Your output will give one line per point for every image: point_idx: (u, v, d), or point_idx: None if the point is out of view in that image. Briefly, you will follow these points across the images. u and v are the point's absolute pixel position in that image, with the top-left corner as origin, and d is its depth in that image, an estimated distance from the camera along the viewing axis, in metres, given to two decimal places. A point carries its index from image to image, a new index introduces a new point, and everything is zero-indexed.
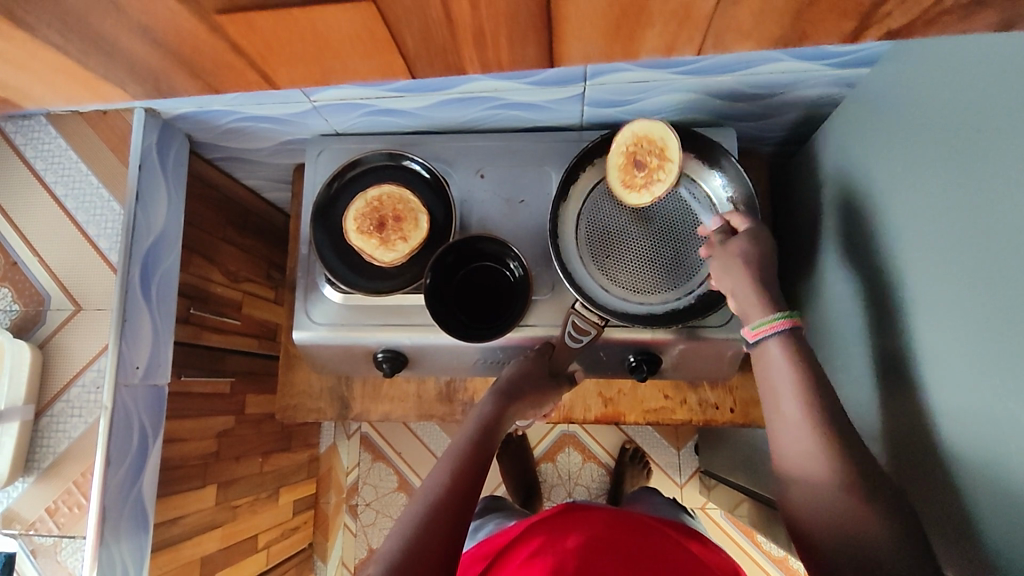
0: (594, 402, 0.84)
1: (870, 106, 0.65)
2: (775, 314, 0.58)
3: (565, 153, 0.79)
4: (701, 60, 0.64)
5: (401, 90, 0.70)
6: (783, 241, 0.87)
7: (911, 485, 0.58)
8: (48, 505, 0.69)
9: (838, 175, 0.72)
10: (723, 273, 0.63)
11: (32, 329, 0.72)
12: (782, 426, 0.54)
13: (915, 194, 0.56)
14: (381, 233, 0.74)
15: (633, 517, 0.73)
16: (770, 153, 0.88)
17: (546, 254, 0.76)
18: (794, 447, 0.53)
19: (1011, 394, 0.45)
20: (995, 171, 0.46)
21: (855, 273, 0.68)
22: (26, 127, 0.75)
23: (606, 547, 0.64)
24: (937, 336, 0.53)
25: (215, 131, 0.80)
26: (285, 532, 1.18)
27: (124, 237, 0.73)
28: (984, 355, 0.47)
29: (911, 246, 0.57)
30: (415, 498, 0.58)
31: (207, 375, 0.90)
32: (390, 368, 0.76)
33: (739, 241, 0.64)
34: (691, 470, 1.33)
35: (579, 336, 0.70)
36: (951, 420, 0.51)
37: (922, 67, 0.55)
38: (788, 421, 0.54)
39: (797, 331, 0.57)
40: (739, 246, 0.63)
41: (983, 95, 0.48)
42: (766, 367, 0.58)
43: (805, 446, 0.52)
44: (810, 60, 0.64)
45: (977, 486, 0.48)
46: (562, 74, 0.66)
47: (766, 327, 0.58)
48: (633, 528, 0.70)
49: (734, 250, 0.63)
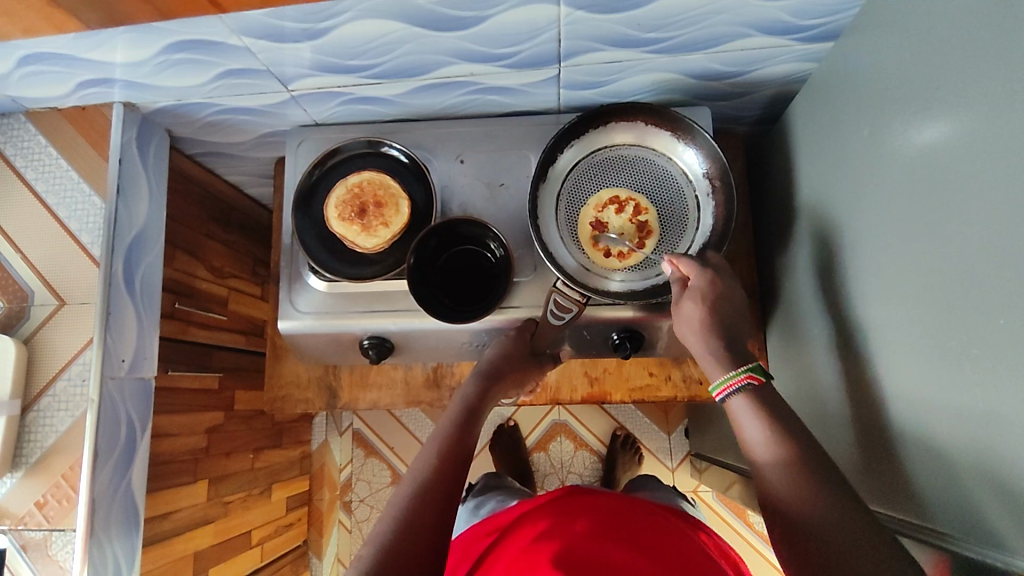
0: (580, 382, 0.85)
1: (835, 79, 0.66)
2: (731, 373, 0.60)
3: (542, 138, 0.80)
4: (672, 37, 0.65)
5: (378, 77, 0.71)
6: (759, 219, 0.88)
7: (879, 450, 0.59)
8: (37, 499, 0.69)
9: (807, 149, 0.73)
10: (688, 340, 0.65)
11: (17, 325, 0.72)
12: (752, 444, 0.56)
13: (878, 162, 0.58)
14: (363, 220, 0.75)
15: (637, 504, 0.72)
16: (746, 133, 0.90)
17: (526, 236, 0.77)
18: (764, 451, 0.54)
19: (964, 351, 0.46)
20: (953, 133, 0.47)
21: (822, 247, 0.69)
22: (5, 124, 0.76)
23: (611, 534, 0.63)
24: (898, 300, 0.55)
25: (195, 125, 0.81)
26: (278, 528, 1.18)
27: (106, 231, 0.73)
28: (940, 313, 0.49)
29: (875, 213, 0.58)
30: (405, 479, 0.59)
31: (196, 370, 0.91)
32: (376, 354, 0.76)
33: (689, 303, 0.65)
34: (682, 454, 1.34)
35: (561, 314, 0.71)
36: (910, 382, 0.53)
37: (883, 37, 0.57)
38: (755, 437, 0.55)
39: (755, 386, 0.58)
40: (691, 309, 0.65)
41: (938, 60, 0.49)
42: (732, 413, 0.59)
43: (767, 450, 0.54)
44: (779, 36, 0.65)
45: (935, 444, 0.50)
46: (536, 56, 0.67)
47: (727, 383, 0.60)
48: (637, 515, 0.69)
49: (689, 316, 0.65)
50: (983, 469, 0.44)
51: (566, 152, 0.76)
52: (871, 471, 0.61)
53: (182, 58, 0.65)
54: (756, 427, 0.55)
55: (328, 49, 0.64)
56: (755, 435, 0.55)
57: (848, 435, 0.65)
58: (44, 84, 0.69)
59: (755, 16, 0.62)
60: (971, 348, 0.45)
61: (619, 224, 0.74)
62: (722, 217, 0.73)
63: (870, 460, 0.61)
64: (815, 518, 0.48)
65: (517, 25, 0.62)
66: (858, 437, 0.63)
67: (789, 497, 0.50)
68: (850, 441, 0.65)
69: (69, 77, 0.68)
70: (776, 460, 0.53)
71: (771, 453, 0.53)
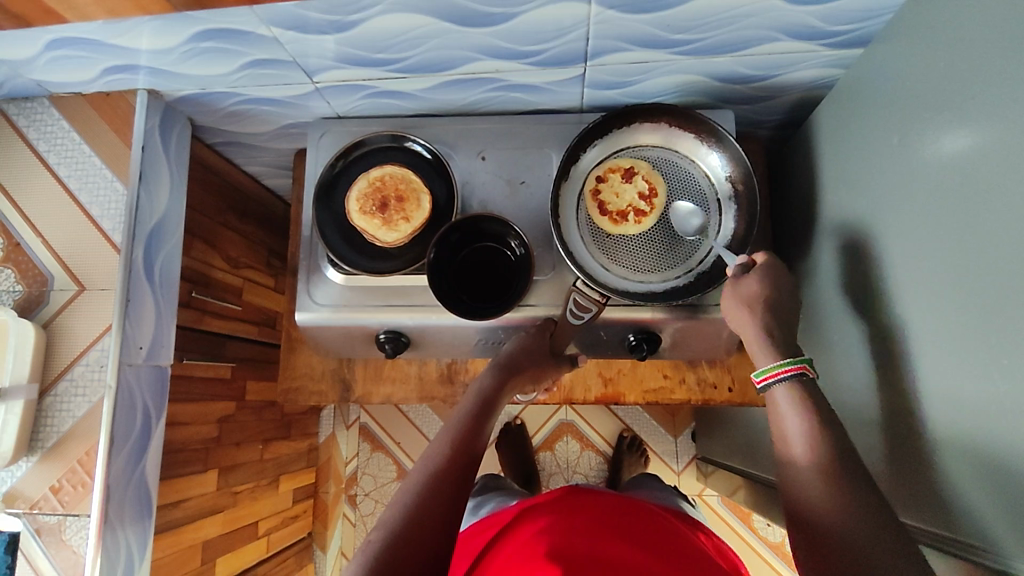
0: (594, 382, 0.85)
1: (863, 85, 0.66)
2: (785, 360, 0.60)
3: (564, 136, 0.80)
4: (700, 39, 0.65)
5: (402, 71, 0.71)
6: (778, 224, 0.88)
7: (903, 459, 0.59)
8: (52, 483, 0.70)
9: (832, 154, 0.72)
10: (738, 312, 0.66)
11: (36, 309, 0.73)
12: (782, 436, 0.56)
13: (907, 171, 0.57)
14: (384, 214, 0.75)
15: (637, 505, 0.72)
16: (767, 138, 0.89)
17: (547, 234, 0.77)
18: (791, 447, 0.55)
19: (997, 362, 0.46)
20: (986, 143, 0.47)
21: (846, 252, 0.69)
22: (28, 108, 0.76)
23: (615, 532, 0.63)
24: (927, 309, 0.54)
25: (217, 114, 0.81)
26: (284, 520, 1.18)
27: (128, 218, 0.73)
28: (974, 322, 0.48)
29: (904, 221, 0.58)
30: (417, 467, 0.59)
31: (210, 359, 0.91)
32: (392, 349, 0.76)
33: (752, 279, 0.66)
34: (688, 457, 1.34)
35: (580, 313, 0.70)
36: (940, 390, 0.53)
37: (914, 45, 0.56)
38: (785, 429, 0.56)
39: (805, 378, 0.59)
40: (752, 285, 0.66)
41: (970, 69, 0.49)
42: (771, 408, 0.59)
43: (799, 444, 0.54)
44: (806, 40, 0.65)
45: (962, 455, 0.50)
46: (562, 54, 0.67)
47: (775, 369, 0.59)
48: (638, 516, 0.69)
49: (738, 298, 0.66)
50: (1013, 481, 0.44)
51: (589, 151, 0.76)
52: (897, 478, 0.60)
53: (208, 47, 0.65)
54: (791, 419, 0.56)
55: (353, 42, 0.64)
56: (789, 434, 0.55)
57: (873, 441, 0.65)
58: (69, 69, 0.70)
59: (784, 20, 0.62)
60: (1003, 360, 0.45)
61: (639, 236, 0.74)
62: (745, 221, 0.73)
63: (896, 466, 0.60)
64: (838, 520, 0.48)
65: (545, 23, 0.61)
66: (880, 444, 0.63)
67: (813, 506, 0.50)
68: (872, 448, 0.64)
69: (94, 63, 0.68)
70: (799, 454, 0.54)
71: (796, 450, 0.54)
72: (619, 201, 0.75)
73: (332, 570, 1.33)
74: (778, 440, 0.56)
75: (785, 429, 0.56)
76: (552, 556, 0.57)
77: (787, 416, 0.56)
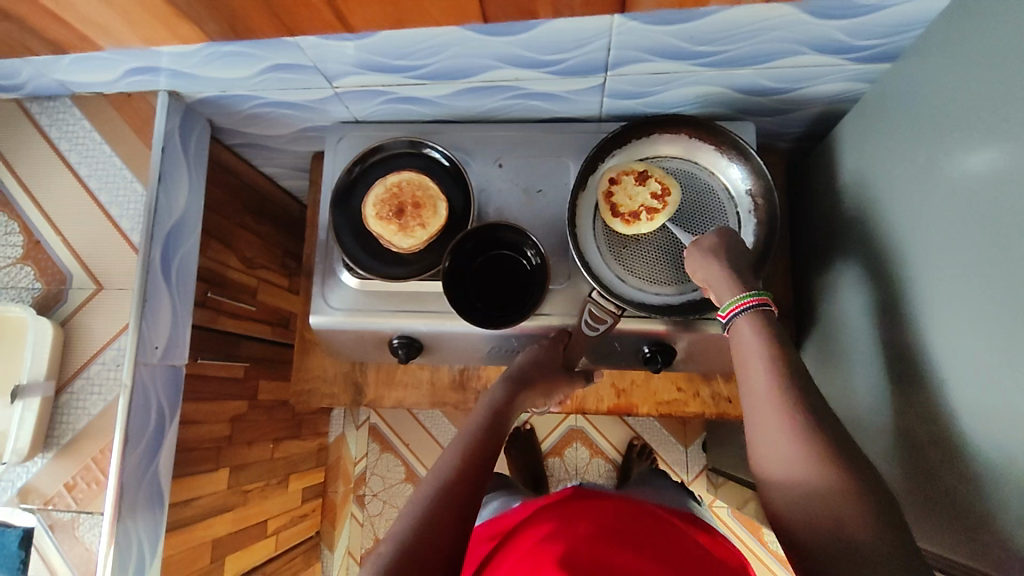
0: (607, 393, 0.85)
1: (888, 101, 0.65)
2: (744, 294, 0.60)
3: (584, 145, 0.80)
4: (724, 52, 0.64)
5: (423, 78, 0.71)
6: (797, 237, 0.87)
7: (922, 481, 0.58)
8: (66, 480, 0.70)
9: (855, 169, 0.72)
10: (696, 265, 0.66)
11: (54, 307, 0.74)
12: (750, 391, 0.54)
13: (931, 190, 0.57)
14: (400, 220, 0.75)
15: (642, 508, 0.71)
16: (787, 150, 0.89)
17: (563, 244, 0.77)
18: (758, 405, 0.52)
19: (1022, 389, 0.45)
20: (1014, 167, 0.46)
21: (867, 269, 0.68)
22: (51, 107, 0.77)
23: (621, 539, 0.62)
24: (950, 331, 0.53)
25: (237, 116, 0.81)
26: (293, 519, 1.18)
27: (146, 219, 0.74)
28: (999, 347, 0.48)
29: (927, 241, 0.57)
30: (427, 478, 0.59)
31: (223, 359, 0.91)
32: (405, 354, 0.77)
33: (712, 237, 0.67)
34: (698, 467, 1.34)
35: (596, 324, 0.70)
36: (961, 414, 0.52)
37: (942, 63, 0.56)
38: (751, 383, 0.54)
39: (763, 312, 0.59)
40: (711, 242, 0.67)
41: (1000, 90, 0.48)
42: (737, 354, 0.57)
43: (765, 401, 0.52)
44: (831, 54, 0.64)
45: (984, 481, 0.49)
46: (583, 64, 0.67)
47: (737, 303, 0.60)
48: (644, 521, 0.68)
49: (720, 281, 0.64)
50: None
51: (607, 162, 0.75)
52: (915, 501, 0.59)
53: (230, 51, 0.65)
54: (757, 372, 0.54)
55: (375, 48, 0.64)
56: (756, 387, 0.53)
57: (890, 461, 0.64)
58: (91, 70, 0.70)
59: (809, 34, 0.61)
60: None
61: (655, 247, 0.74)
62: (763, 234, 0.72)
63: (914, 488, 0.60)
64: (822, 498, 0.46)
65: (567, 33, 0.61)
66: (898, 465, 0.62)
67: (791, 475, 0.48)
68: (890, 468, 0.64)
69: (117, 64, 0.69)
70: (766, 411, 0.51)
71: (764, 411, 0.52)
72: (631, 203, 0.73)
73: (339, 569, 1.34)
74: (745, 397, 0.54)
75: (751, 383, 0.54)
76: (556, 565, 0.57)
77: (753, 368, 0.54)
